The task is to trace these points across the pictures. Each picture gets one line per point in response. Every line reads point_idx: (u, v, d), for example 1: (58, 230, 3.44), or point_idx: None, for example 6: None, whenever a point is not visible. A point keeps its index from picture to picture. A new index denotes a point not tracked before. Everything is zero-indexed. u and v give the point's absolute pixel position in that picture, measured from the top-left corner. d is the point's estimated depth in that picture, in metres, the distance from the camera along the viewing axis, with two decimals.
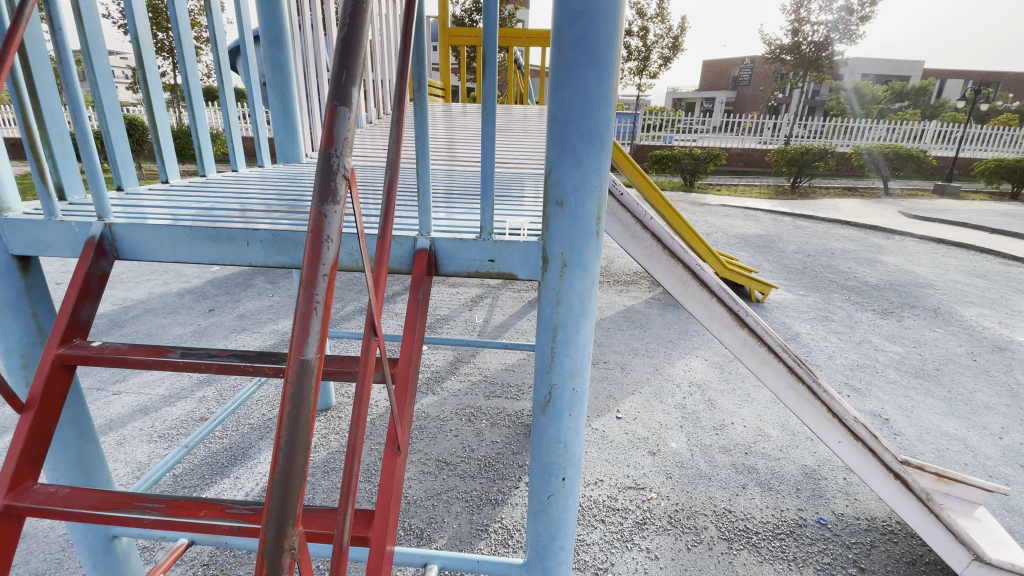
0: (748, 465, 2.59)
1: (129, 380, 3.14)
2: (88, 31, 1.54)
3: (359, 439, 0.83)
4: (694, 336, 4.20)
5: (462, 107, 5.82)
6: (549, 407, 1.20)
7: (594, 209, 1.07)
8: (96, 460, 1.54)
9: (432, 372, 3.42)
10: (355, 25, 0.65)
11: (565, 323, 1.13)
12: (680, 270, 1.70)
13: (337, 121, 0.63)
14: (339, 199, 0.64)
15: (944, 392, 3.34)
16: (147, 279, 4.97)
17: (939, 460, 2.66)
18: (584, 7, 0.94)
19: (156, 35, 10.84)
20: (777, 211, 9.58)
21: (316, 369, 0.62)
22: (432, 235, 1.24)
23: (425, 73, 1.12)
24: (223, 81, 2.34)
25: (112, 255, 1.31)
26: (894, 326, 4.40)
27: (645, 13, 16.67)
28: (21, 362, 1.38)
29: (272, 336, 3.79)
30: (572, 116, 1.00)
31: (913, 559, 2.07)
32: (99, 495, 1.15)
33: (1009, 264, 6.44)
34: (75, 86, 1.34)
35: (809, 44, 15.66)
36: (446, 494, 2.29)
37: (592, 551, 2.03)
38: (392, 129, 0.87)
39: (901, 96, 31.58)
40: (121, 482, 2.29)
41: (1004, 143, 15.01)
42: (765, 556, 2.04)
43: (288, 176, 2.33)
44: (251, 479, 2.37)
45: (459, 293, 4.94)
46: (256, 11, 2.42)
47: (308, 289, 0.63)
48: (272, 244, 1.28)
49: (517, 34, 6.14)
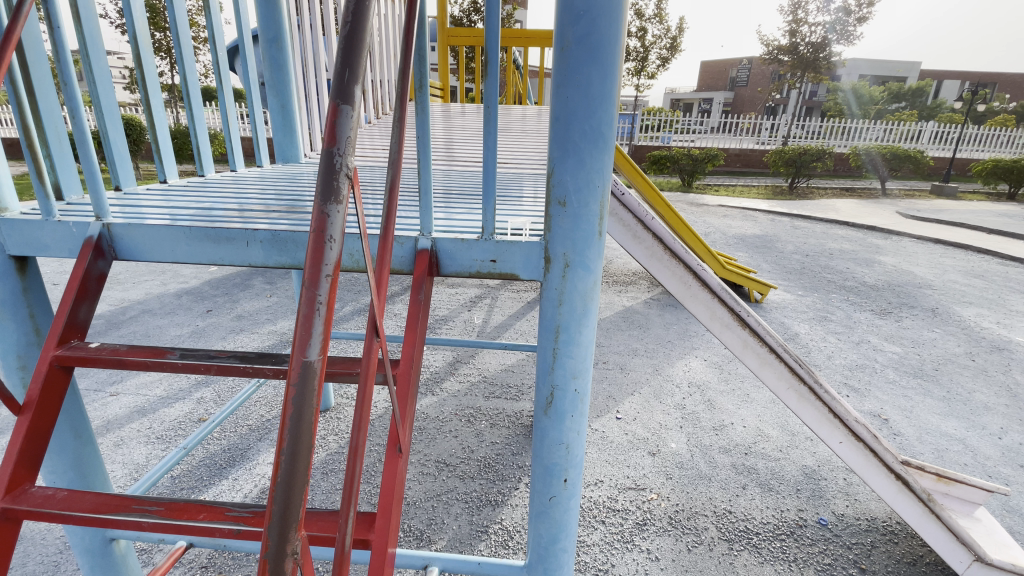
0: (748, 466, 2.58)
1: (127, 382, 3.12)
2: (86, 30, 1.53)
3: (362, 440, 0.82)
4: (693, 336, 4.20)
5: (461, 108, 5.82)
6: (551, 407, 1.19)
7: (598, 210, 1.06)
8: (95, 462, 1.53)
9: (431, 373, 3.42)
10: (358, 22, 0.64)
11: (567, 324, 1.13)
12: (681, 271, 1.70)
13: (340, 120, 0.63)
14: (343, 198, 0.63)
15: (943, 392, 3.35)
16: (144, 280, 4.95)
17: (938, 460, 2.66)
18: (587, 6, 0.94)
19: (154, 34, 10.80)
20: (775, 211, 9.60)
21: (320, 371, 0.62)
22: (433, 235, 1.24)
23: (426, 72, 1.11)
24: (222, 81, 2.33)
25: (110, 256, 1.30)
26: (892, 326, 4.41)
27: (644, 13, 16.71)
28: (18, 364, 1.37)
29: (270, 337, 3.77)
30: (576, 115, 0.99)
31: (914, 559, 2.07)
32: (97, 498, 1.13)
33: (1007, 264, 6.46)
34: (74, 86, 1.32)
35: (806, 45, 15.71)
36: (445, 496, 2.29)
37: (592, 552, 2.02)
38: (394, 128, 0.86)
39: (898, 96, 31.77)
40: (119, 484, 2.27)
41: (1001, 143, 15.06)
42: (765, 557, 2.03)
43: (288, 176, 2.32)
44: (250, 481, 2.35)
45: (459, 293, 4.94)
46: (255, 11, 2.41)
47: (311, 289, 0.62)
48: (272, 245, 1.27)
49: (516, 35, 6.15)
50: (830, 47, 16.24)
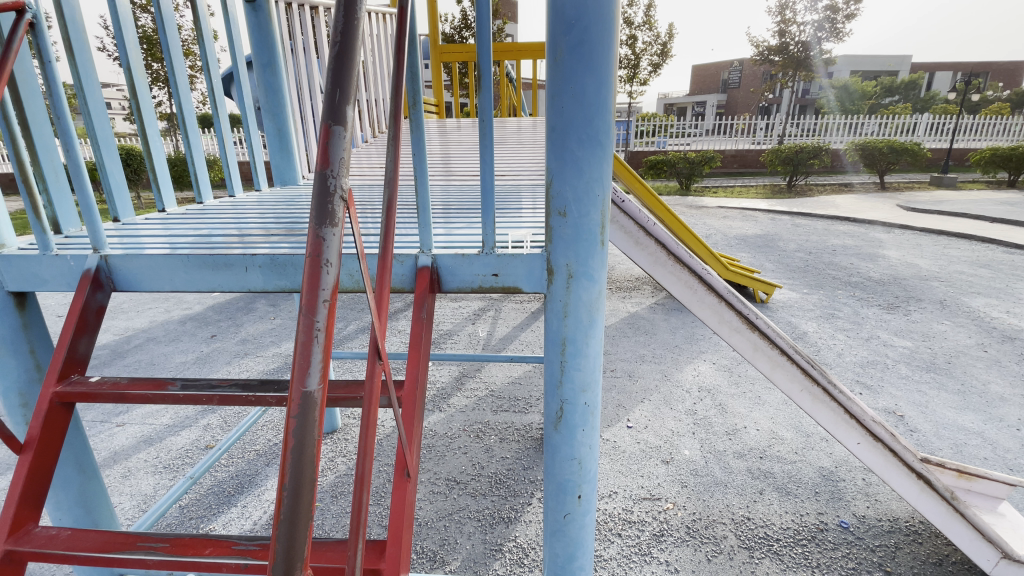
0: (764, 470, 2.53)
1: (133, 412, 3.10)
2: (80, 63, 1.53)
3: (368, 466, 0.80)
4: (701, 340, 4.16)
5: (457, 124, 5.85)
6: (561, 423, 1.16)
7: (599, 218, 1.05)
8: (100, 497, 1.50)
9: (438, 389, 3.37)
10: (348, 42, 0.63)
11: (573, 336, 1.11)
12: (687, 276, 1.66)
13: (333, 141, 0.61)
14: (337, 220, 0.61)
15: (958, 385, 3.30)
16: (148, 308, 4.96)
17: (957, 455, 2.61)
18: (579, 14, 0.93)
19: (150, 65, 10.99)
20: (775, 210, 9.57)
21: (320, 401, 0.60)
22: (433, 252, 1.22)
23: (419, 89, 1.10)
24: (219, 108, 2.33)
25: (109, 287, 1.29)
26: (901, 321, 4.35)
27: (632, 21, 16.90)
28: (19, 401, 1.36)
29: (275, 359, 3.75)
30: (572, 124, 0.98)
31: (940, 559, 2.01)
32: (101, 536, 1.11)
33: (1011, 253, 6.40)
34: (67, 120, 1.31)
35: (796, 44, 15.78)
36: (457, 515, 2.24)
37: (610, 566, 1.97)
38: (389, 146, 0.84)
39: (890, 90, 31.94)
40: (126, 516, 2.24)
41: (996, 132, 15.09)
42: (788, 564, 1.98)
43: (286, 199, 2.32)
44: (258, 507, 2.31)
45: (462, 307, 4.93)
46: (247, 37, 2.43)
47: (309, 315, 0.60)
48: (271, 269, 1.26)
49: (508, 49, 6.21)
50: (819, 45, 16.34)
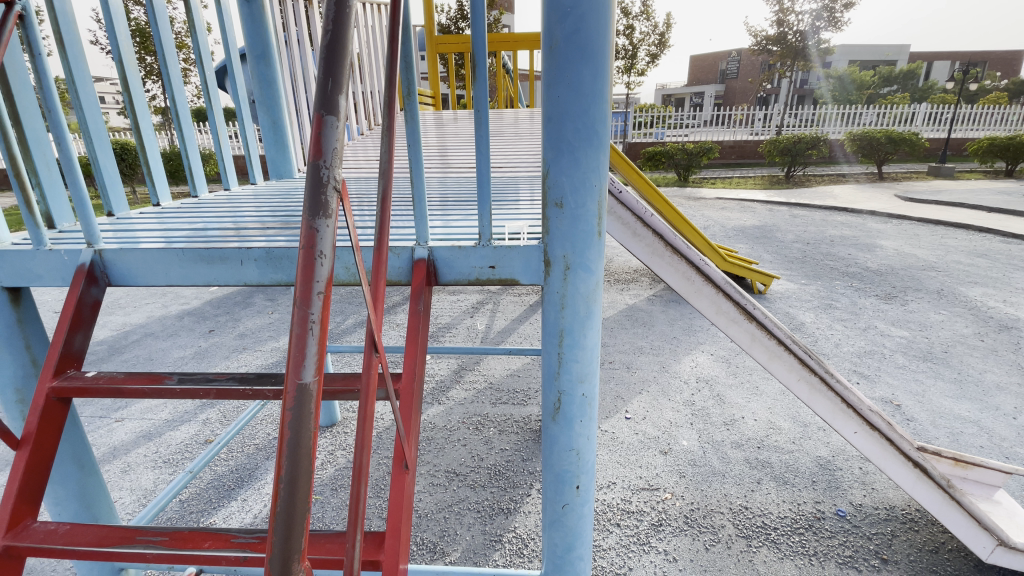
0: (761, 460, 2.54)
1: (132, 407, 3.10)
2: (71, 56, 1.51)
3: (366, 458, 0.80)
4: (698, 331, 4.16)
5: (453, 115, 5.79)
6: (559, 414, 1.16)
7: (595, 209, 1.04)
8: (99, 491, 1.50)
9: (437, 382, 3.38)
10: (340, 29, 0.62)
11: (571, 327, 1.10)
12: (684, 267, 1.67)
13: (325, 131, 0.61)
14: (331, 212, 0.61)
15: (954, 374, 3.31)
16: (145, 303, 4.94)
17: (953, 443, 2.63)
18: (574, 2, 0.92)
19: (144, 58, 10.89)
20: (773, 201, 9.53)
21: (316, 394, 0.60)
22: (430, 244, 1.22)
23: (413, 79, 1.08)
24: (212, 100, 2.30)
25: (103, 282, 1.28)
26: (898, 311, 4.37)
27: (630, 12, 16.76)
28: (16, 398, 1.36)
29: (273, 354, 3.76)
30: (568, 113, 0.97)
31: (936, 546, 2.02)
32: (101, 531, 1.11)
33: (1010, 242, 6.39)
34: (59, 114, 1.29)
35: (794, 33, 15.63)
36: (457, 506, 2.25)
37: (609, 556, 1.99)
38: (383, 137, 0.83)
39: (888, 79, 31.85)
40: (127, 511, 2.25)
41: (993, 121, 15.11)
42: (785, 552, 2.00)
43: (281, 192, 2.31)
44: (258, 501, 2.32)
45: (460, 300, 4.92)
46: (240, 29, 2.41)
47: (304, 307, 0.60)
48: (267, 262, 1.25)
49: (505, 39, 6.14)
50: (817, 35, 16.26)
